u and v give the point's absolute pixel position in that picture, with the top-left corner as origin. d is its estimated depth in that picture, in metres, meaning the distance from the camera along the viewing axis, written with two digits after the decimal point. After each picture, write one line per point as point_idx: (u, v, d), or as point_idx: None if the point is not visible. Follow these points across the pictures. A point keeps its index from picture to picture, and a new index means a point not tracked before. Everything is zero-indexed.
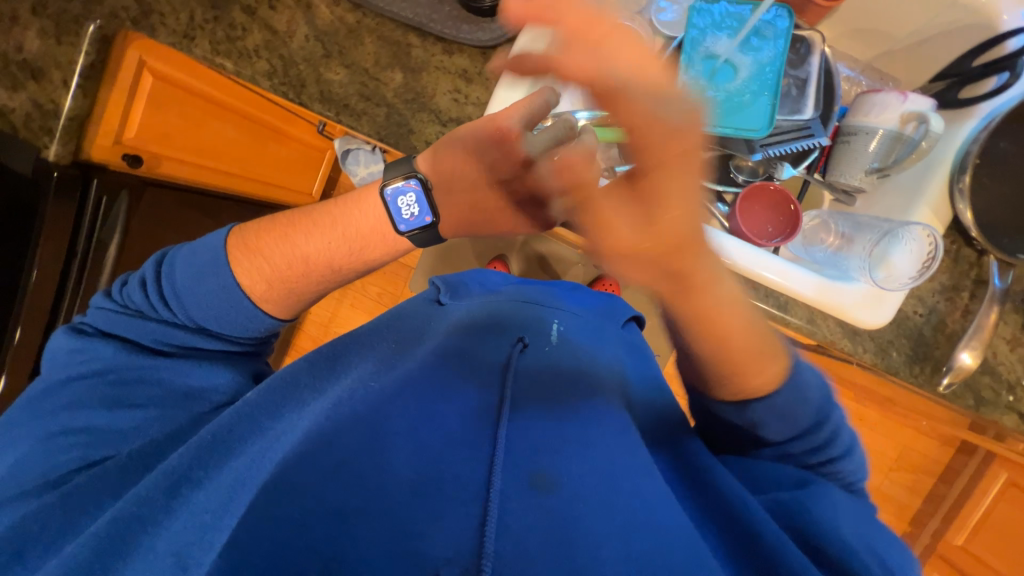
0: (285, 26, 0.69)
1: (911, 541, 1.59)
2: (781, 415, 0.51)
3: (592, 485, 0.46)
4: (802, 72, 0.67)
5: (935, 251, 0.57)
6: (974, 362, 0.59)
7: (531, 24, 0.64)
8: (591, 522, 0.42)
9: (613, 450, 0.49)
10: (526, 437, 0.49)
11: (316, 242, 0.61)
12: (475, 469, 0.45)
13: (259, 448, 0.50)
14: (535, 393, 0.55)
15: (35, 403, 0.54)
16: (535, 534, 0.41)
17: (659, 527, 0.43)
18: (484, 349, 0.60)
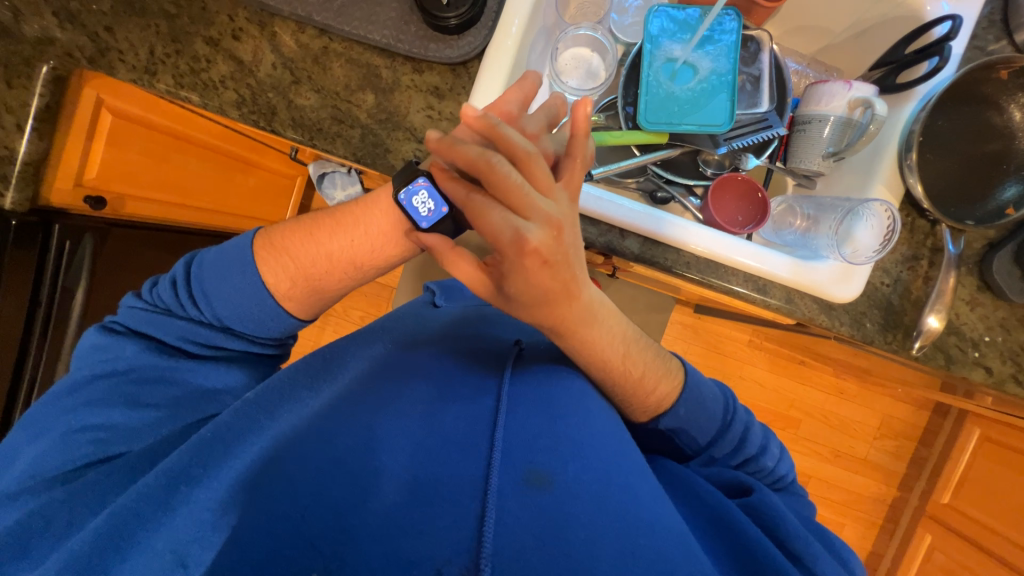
0: (252, 56, 0.69)
1: (901, 506, 1.66)
2: (696, 423, 0.61)
3: (586, 482, 0.46)
4: (754, 69, 0.72)
5: (894, 225, 0.62)
6: (939, 324, 0.63)
7: (496, 40, 0.66)
8: (587, 518, 0.43)
9: (606, 447, 0.50)
10: (523, 433, 0.49)
11: (339, 239, 0.59)
12: (473, 467, 0.45)
13: (254, 447, 0.51)
14: (531, 390, 0.55)
15: (56, 401, 0.55)
16: (531, 532, 0.41)
17: (653, 523, 0.44)
18: (481, 356, 0.60)
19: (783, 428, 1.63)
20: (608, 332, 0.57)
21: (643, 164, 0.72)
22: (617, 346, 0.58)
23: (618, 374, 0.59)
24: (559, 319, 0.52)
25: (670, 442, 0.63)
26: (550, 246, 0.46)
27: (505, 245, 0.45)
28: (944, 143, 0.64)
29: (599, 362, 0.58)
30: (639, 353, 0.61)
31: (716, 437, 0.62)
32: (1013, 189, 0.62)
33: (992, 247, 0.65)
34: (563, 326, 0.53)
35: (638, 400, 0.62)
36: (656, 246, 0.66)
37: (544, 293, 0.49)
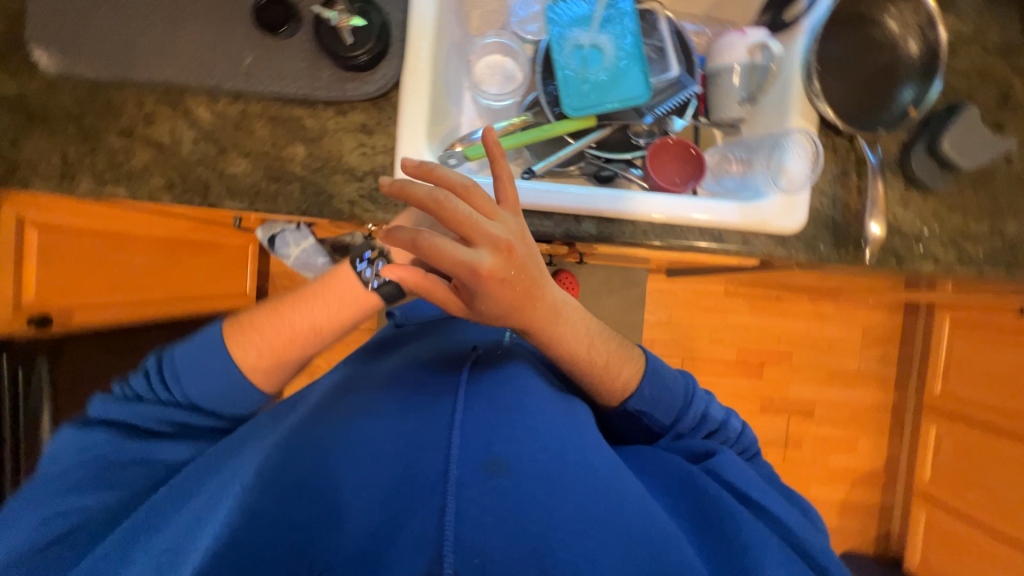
0: (171, 137, 0.69)
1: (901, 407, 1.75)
2: (659, 405, 0.64)
3: (542, 461, 0.50)
4: (656, 39, 0.75)
5: (817, 149, 0.66)
6: (880, 231, 0.66)
7: (409, 66, 0.67)
8: (542, 492, 0.47)
9: (558, 428, 0.53)
10: (482, 430, 0.52)
11: (303, 309, 0.59)
12: (434, 465, 0.49)
13: (214, 485, 0.52)
14: (491, 391, 0.57)
15: (22, 501, 0.52)
16: (491, 513, 0.46)
17: (608, 487, 0.49)
18: (444, 360, 0.63)
19: (776, 363, 1.71)
20: (575, 326, 0.57)
21: (579, 150, 0.75)
22: (582, 339, 0.58)
23: (588, 367, 0.60)
24: (526, 318, 0.52)
25: (640, 427, 0.65)
26: (504, 266, 0.47)
27: (462, 275, 0.46)
28: (837, 64, 0.67)
29: (572, 358, 0.58)
30: (603, 343, 0.61)
31: (681, 412, 0.65)
32: (910, 90, 0.65)
33: (907, 147, 0.68)
34: (531, 326, 0.54)
35: (605, 392, 0.63)
36: (611, 224, 0.69)
37: (508, 301, 0.49)
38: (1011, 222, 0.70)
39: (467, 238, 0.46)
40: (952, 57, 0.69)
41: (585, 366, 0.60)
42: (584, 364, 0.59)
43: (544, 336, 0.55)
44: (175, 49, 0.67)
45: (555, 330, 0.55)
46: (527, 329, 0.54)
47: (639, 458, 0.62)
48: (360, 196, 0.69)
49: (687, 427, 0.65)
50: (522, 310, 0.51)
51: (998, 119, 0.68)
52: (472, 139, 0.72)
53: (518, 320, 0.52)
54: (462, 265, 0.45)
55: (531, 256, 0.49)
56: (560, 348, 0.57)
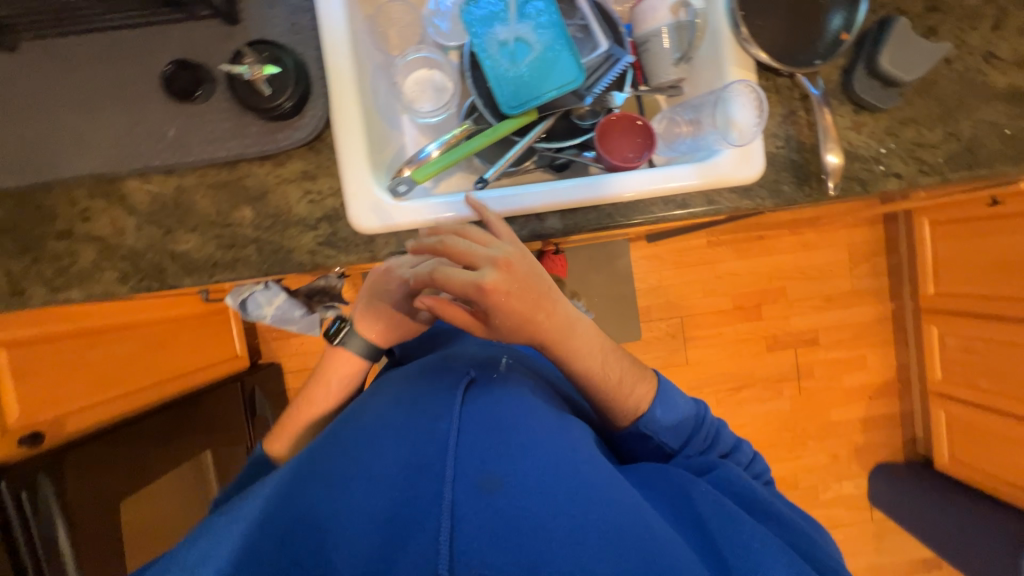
0: (112, 228, 0.66)
1: (902, 316, 1.77)
2: (667, 430, 0.67)
3: (535, 474, 0.52)
4: (579, 18, 0.74)
5: (759, 96, 0.64)
6: (838, 158, 0.66)
7: (336, 102, 0.65)
8: (535, 506, 0.49)
9: (552, 443, 0.55)
10: (477, 452, 0.54)
11: (324, 388, 0.78)
12: (430, 489, 0.51)
13: (217, 537, 0.54)
14: (486, 414, 0.59)
15: None
16: (486, 528, 0.48)
17: (599, 495, 0.51)
18: (441, 384, 0.64)
19: (772, 301, 1.73)
20: (589, 343, 0.63)
21: (528, 147, 0.73)
22: (595, 354, 0.63)
23: (608, 381, 0.64)
24: (541, 334, 0.57)
25: (648, 443, 0.68)
26: (506, 280, 0.53)
27: (471, 294, 0.52)
28: (765, 6, 0.67)
29: (593, 371, 0.64)
30: (617, 360, 0.65)
31: (682, 426, 0.68)
32: (838, 17, 0.65)
33: (848, 71, 0.68)
34: (547, 345, 0.59)
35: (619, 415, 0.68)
36: (575, 214, 0.68)
37: (519, 317, 0.55)
38: (965, 123, 0.70)
39: (471, 262, 0.54)
40: None
41: (605, 383, 0.64)
42: (606, 375, 0.64)
43: (562, 352, 0.60)
44: (95, 137, 0.65)
45: (571, 347, 0.60)
46: (546, 348, 0.60)
47: (657, 470, 0.63)
48: (319, 244, 0.67)
49: (701, 449, 0.68)
50: (536, 327, 0.57)
51: (929, 25, 0.69)
52: (420, 158, 0.70)
53: (536, 338, 0.58)
54: (468, 284, 0.52)
55: (538, 277, 0.56)
56: (580, 360, 0.62)
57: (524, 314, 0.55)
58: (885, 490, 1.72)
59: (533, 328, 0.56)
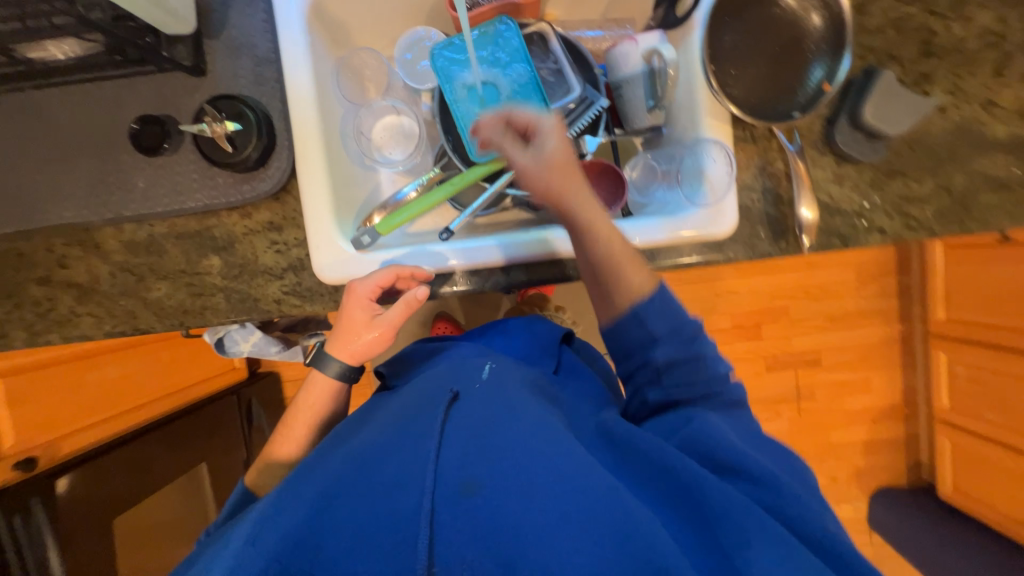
0: (87, 275, 0.68)
1: (912, 338, 1.70)
2: (657, 315, 0.57)
3: (525, 477, 0.45)
4: (552, 60, 0.71)
5: (729, 158, 0.62)
6: (814, 214, 0.64)
7: (299, 155, 0.64)
8: (523, 511, 0.43)
9: (547, 438, 0.49)
10: (464, 451, 0.48)
11: (303, 419, 0.70)
12: (409, 497, 0.45)
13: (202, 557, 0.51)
14: (477, 411, 0.53)
15: None
16: (469, 538, 0.42)
17: (601, 497, 0.44)
18: (423, 392, 0.59)
19: (774, 320, 1.67)
20: (610, 228, 0.58)
21: (499, 193, 0.71)
22: (618, 241, 0.58)
23: (627, 262, 0.58)
24: (570, 179, 0.58)
25: (640, 332, 0.57)
26: (558, 125, 0.60)
27: (521, 120, 0.60)
28: (741, 54, 0.63)
29: (615, 244, 0.58)
30: (636, 258, 0.58)
31: (675, 360, 0.56)
32: (819, 68, 0.61)
33: (830, 122, 0.65)
34: (570, 199, 0.58)
35: (602, 303, 0.60)
36: (539, 267, 0.68)
37: (561, 156, 0.58)
38: (958, 175, 0.65)
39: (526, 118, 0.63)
40: (863, 15, 0.64)
41: (625, 267, 0.57)
42: (627, 254, 0.58)
43: (585, 209, 0.57)
44: (69, 187, 0.66)
45: (593, 207, 0.58)
46: (570, 200, 0.58)
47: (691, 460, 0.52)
48: (285, 293, 0.68)
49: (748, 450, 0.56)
50: (567, 172, 0.58)
51: (922, 70, 0.65)
52: (398, 198, 0.71)
53: (564, 181, 0.58)
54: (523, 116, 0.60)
55: (574, 164, 0.59)
56: (598, 222, 0.57)
57: (559, 152, 0.58)
58: (882, 514, 1.68)
59: (563, 170, 0.58)
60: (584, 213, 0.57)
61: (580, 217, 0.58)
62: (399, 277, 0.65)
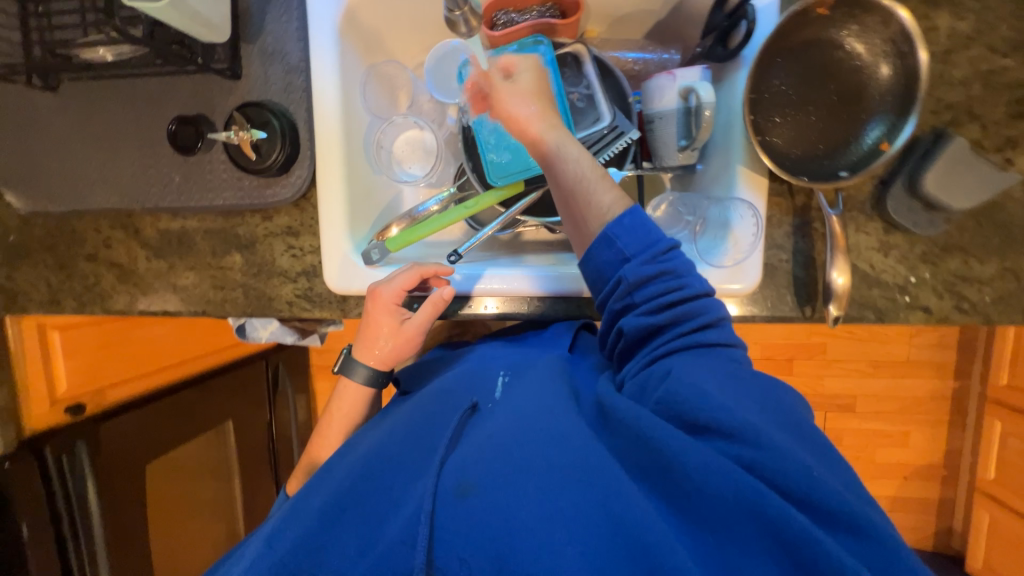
0: (127, 258, 0.74)
1: (965, 398, 1.55)
2: (630, 234, 0.50)
3: (525, 483, 0.41)
4: (585, 85, 0.66)
5: (758, 220, 0.57)
6: (847, 281, 0.57)
7: (321, 167, 0.65)
8: (524, 524, 0.39)
9: (548, 438, 0.44)
10: (464, 454, 0.45)
11: (338, 426, 0.69)
12: (411, 505, 0.43)
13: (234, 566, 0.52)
14: (480, 422, 0.50)
15: None
16: (470, 545, 0.40)
17: (611, 507, 0.39)
18: (434, 394, 0.57)
19: (810, 358, 1.55)
20: (577, 151, 0.53)
21: (511, 218, 0.70)
22: (583, 162, 0.52)
23: (586, 185, 0.51)
24: (540, 106, 0.56)
25: (610, 256, 0.50)
26: (533, 64, 0.60)
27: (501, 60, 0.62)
28: (789, 101, 0.57)
29: (577, 166, 0.52)
30: (602, 180, 0.52)
31: (647, 281, 0.49)
32: (877, 126, 0.55)
33: (884, 184, 0.58)
34: (540, 124, 0.55)
35: (582, 240, 0.53)
36: (542, 301, 0.67)
37: (533, 87, 0.58)
38: None
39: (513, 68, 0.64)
40: (943, 64, 0.56)
41: (581, 194, 0.52)
42: (590, 178, 0.52)
43: (549, 131, 0.54)
44: (115, 175, 0.71)
45: (555, 127, 0.54)
46: (530, 123, 0.55)
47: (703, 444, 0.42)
48: (297, 296, 0.71)
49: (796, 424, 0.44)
50: (537, 102, 0.56)
51: (1007, 135, 0.56)
52: (417, 212, 0.70)
53: (532, 112, 0.56)
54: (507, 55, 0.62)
55: (550, 99, 0.58)
56: (559, 146, 0.53)
57: (529, 84, 0.58)
58: None
59: (532, 99, 0.57)
60: (547, 138, 0.54)
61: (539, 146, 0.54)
62: (424, 278, 0.65)
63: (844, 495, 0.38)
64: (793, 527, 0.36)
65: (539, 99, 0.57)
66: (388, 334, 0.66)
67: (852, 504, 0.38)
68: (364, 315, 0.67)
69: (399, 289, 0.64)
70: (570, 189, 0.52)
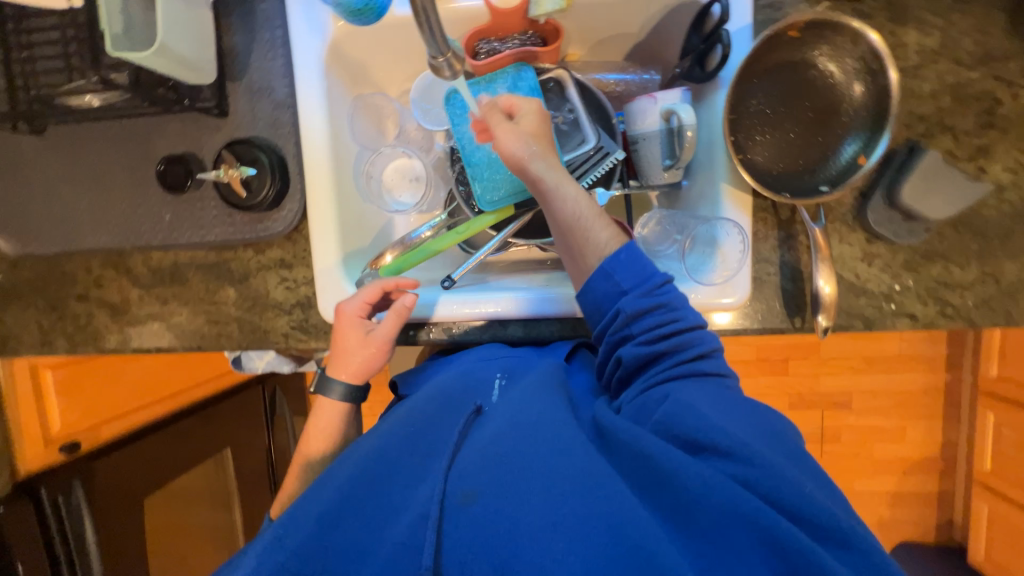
0: (119, 296, 0.74)
1: (957, 390, 1.57)
2: (626, 269, 0.51)
3: (530, 490, 0.42)
4: (569, 109, 0.68)
5: (743, 239, 0.58)
6: (834, 290, 0.58)
7: (312, 199, 0.65)
8: (529, 531, 0.40)
9: (551, 447, 0.45)
10: (468, 465, 0.45)
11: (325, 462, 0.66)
12: (413, 513, 0.43)
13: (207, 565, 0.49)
14: (482, 429, 0.50)
15: None
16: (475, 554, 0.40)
17: (612, 515, 0.40)
18: (429, 397, 0.56)
19: (805, 357, 1.57)
20: (577, 194, 0.53)
21: (503, 242, 0.70)
22: (583, 205, 0.53)
23: (587, 227, 0.52)
24: (540, 145, 0.55)
25: (605, 287, 0.52)
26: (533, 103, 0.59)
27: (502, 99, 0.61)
28: (768, 120, 0.59)
29: (577, 209, 0.52)
30: (603, 224, 0.53)
31: (642, 313, 0.50)
32: (853, 142, 0.56)
33: (864, 196, 0.59)
34: (538, 163, 0.54)
35: (580, 275, 0.55)
36: (536, 323, 0.68)
37: (533, 126, 0.57)
38: (1009, 263, 0.59)
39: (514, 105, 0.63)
40: (913, 79, 0.58)
41: (583, 233, 0.53)
42: (591, 221, 0.52)
43: (547, 172, 0.53)
44: (104, 214, 0.70)
45: (555, 166, 0.54)
46: (529, 163, 0.54)
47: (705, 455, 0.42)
48: (292, 328, 0.71)
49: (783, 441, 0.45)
50: (535, 140, 0.55)
51: (978, 144, 0.58)
52: (411, 239, 0.68)
53: (530, 150, 0.54)
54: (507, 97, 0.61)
55: (550, 142, 0.57)
56: (559, 186, 0.53)
57: (530, 122, 0.57)
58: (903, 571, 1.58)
59: (531, 137, 0.55)
60: (545, 177, 0.53)
61: (538, 185, 0.54)
62: (388, 292, 0.64)
63: (833, 511, 0.39)
64: (788, 540, 0.36)
65: (539, 138, 0.56)
66: (356, 353, 0.64)
67: (840, 517, 0.38)
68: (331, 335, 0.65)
69: (362, 305, 0.63)
70: (572, 230, 0.53)
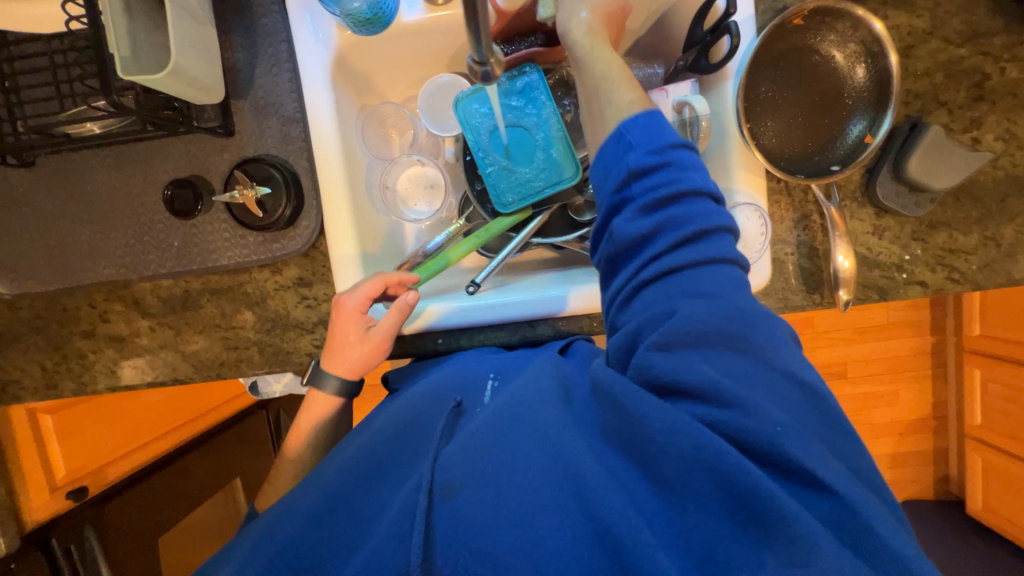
0: (129, 330, 0.71)
1: (944, 351, 1.65)
2: (643, 128, 0.46)
3: (508, 474, 0.43)
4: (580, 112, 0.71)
5: (765, 222, 0.60)
6: (852, 264, 0.61)
7: (328, 214, 0.64)
8: (505, 513, 0.41)
9: (535, 429, 0.45)
10: (451, 455, 0.46)
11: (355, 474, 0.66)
12: (399, 507, 0.45)
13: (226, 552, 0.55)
14: (469, 421, 0.50)
15: None
16: (458, 540, 0.41)
17: (587, 489, 0.41)
18: (420, 397, 0.57)
19: (801, 333, 1.62)
20: (611, 66, 0.50)
21: (524, 242, 0.70)
22: (614, 75, 0.50)
23: (612, 97, 0.49)
24: (600, 24, 0.54)
25: (615, 149, 0.46)
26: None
27: None
28: (776, 106, 0.61)
29: (609, 81, 0.50)
30: (630, 93, 0.49)
31: (646, 170, 0.45)
32: (859, 123, 0.59)
33: (871, 172, 0.62)
34: (585, 35, 0.52)
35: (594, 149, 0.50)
36: (565, 320, 0.68)
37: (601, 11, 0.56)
38: (1007, 226, 0.62)
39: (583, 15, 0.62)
40: (909, 59, 0.61)
41: (604, 103, 0.49)
42: (615, 91, 0.49)
43: (595, 44, 0.52)
44: (106, 246, 0.67)
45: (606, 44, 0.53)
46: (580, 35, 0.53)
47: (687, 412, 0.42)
48: (317, 347, 0.69)
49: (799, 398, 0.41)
50: (599, 21, 0.54)
51: (971, 116, 0.62)
52: (427, 249, 0.70)
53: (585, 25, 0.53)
54: None
55: (608, 27, 0.56)
56: (598, 57, 0.51)
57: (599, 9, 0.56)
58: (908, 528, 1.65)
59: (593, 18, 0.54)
60: (591, 50, 0.52)
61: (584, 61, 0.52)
62: (388, 287, 0.63)
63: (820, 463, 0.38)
64: (756, 491, 0.36)
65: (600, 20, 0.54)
66: (356, 345, 0.62)
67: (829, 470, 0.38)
68: (330, 321, 0.63)
69: (362, 299, 0.61)
70: (598, 102, 0.50)
